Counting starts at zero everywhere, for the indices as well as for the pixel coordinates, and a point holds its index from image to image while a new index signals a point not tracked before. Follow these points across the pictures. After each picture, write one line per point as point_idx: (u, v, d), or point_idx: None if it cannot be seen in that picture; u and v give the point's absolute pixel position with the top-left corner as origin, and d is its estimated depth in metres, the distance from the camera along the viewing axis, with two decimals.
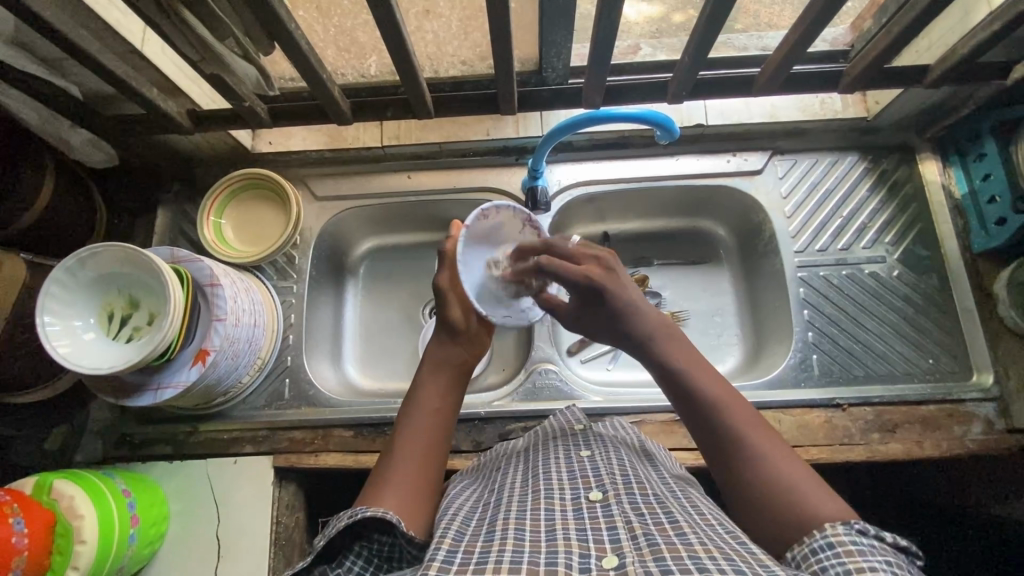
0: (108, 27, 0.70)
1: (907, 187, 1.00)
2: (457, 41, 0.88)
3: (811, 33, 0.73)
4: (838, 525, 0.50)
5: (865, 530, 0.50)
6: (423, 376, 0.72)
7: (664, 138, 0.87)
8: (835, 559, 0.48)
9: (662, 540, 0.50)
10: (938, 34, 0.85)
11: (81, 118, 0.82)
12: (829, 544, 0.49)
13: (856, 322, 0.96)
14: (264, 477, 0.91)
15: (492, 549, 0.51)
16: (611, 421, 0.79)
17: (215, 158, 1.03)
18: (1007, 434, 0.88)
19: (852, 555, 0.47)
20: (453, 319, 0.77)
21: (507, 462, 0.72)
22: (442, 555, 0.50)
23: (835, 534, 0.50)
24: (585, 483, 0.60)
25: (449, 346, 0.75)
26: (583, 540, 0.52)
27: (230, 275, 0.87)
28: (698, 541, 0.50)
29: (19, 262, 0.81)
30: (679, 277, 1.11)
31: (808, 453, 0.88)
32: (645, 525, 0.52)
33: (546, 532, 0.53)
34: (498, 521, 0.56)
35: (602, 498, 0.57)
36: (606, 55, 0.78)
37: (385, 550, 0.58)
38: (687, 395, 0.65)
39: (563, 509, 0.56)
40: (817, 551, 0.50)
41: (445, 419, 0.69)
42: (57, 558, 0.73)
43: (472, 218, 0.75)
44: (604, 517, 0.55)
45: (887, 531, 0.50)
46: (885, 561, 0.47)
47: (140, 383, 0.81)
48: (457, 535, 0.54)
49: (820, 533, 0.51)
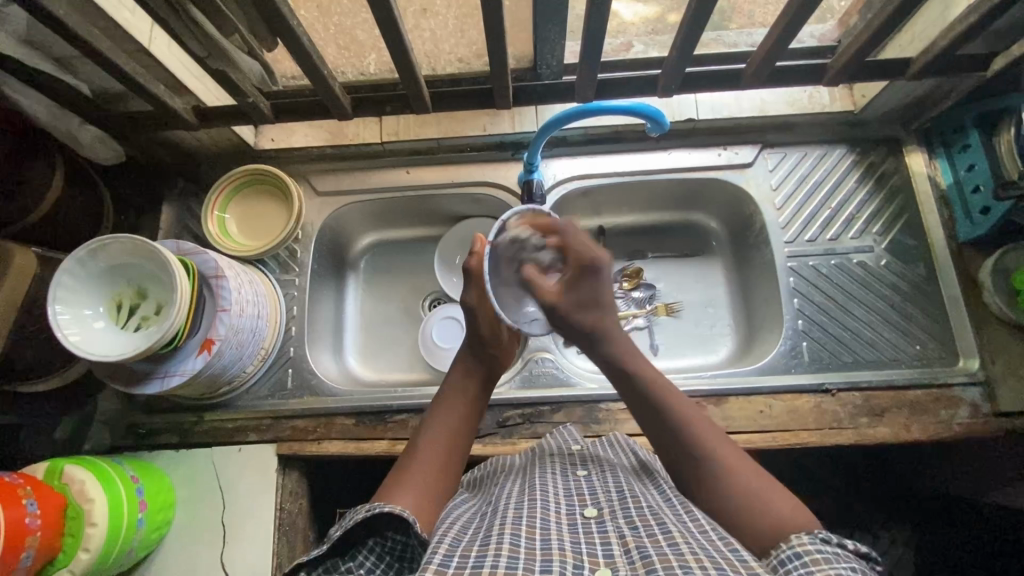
0: (118, 27, 0.73)
1: (894, 179, 1.03)
2: (454, 39, 0.91)
3: (794, 27, 0.76)
4: (803, 536, 0.52)
5: (828, 539, 0.52)
6: (450, 384, 0.76)
7: (654, 130, 0.89)
8: (803, 568, 0.49)
9: (654, 552, 0.52)
10: (920, 27, 0.88)
11: (90, 115, 0.85)
12: (796, 553, 0.51)
13: (844, 310, 0.98)
14: (268, 465, 0.94)
15: (487, 554, 0.52)
16: (603, 441, 0.83)
17: (219, 155, 1.06)
18: (992, 417, 0.90)
19: (819, 562, 0.49)
20: (484, 333, 0.80)
21: (505, 478, 0.74)
22: (439, 560, 0.52)
23: (801, 544, 0.51)
24: (581, 500, 0.63)
25: (476, 359, 0.79)
26: (579, 551, 0.54)
27: (234, 267, 0.90)
28: (689, 551, 0.51)
29: (31, 255, 0.84)
30: (672, 269, 1.13)
31: (797, 437, 0.90)
32: (639, 537, 0.55)
33: (540, 540, 0.55)
34: (496, 526, 0.58)
35: (597, 514, 0.60)
36: (597, 52, 0.80)
37: (398, 548, 0.60)
38: (647, 406, 0.68)
39: (559, 521, 0.59)
40: (785, 562, 0.51)
41: (465, 431, 0.71)
42: (68, 540, 0.76)
43: (495, 230, 0.76)
44: (600, 532, 0.57)
45: (848, 539, 0.52)
46: (849, 566, 0.49)
47: (146, 371, 0.84)
48: (454, 541, 0.56)
49: (787, 545, 0.52)
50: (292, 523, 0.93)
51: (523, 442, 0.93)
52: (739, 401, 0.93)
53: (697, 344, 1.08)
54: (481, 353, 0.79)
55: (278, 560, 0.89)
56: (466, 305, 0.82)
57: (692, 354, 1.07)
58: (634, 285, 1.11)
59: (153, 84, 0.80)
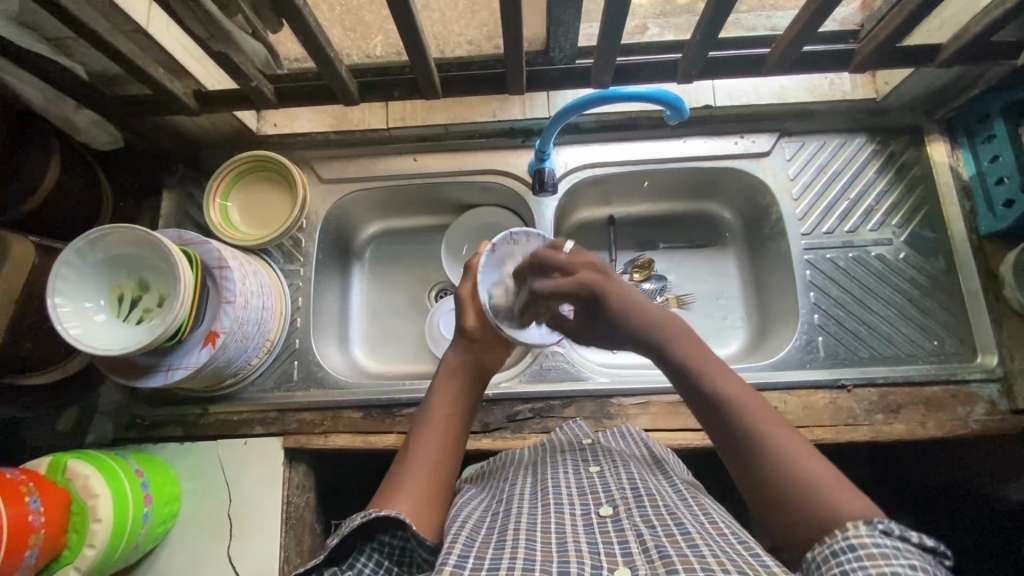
0: (114, 6, 0.70)
1: (915, 169, 1.00)
2: (464, 20, 0.86)
3: (824, 12, 0.73)
4: (860, 526, 0.49)
5: (889, 530, 0.48)
6: (436, 383, 0.74)
7: (673, 118, 0.87)
8: (857, 563, 0.47)
9: (674, 552, 0.50)
10: (950, 12, 0.85)
11: (85, 98, 0.82)
12: (851, 546, 0.48)
13: (861, 304, 0.96)
14: (274, 458, 0.92)
15: (503, 557, 0.51)
16: (622, 432, 0.82)
17: (220, 140, 1.03)
18: (1010, 415, 0.88)
19: (875, 560, 0.46)
20: (468, 326, 0.77)
21: (513, 473, 0.73)
22: (454, 560, 0.51)
23: (857, 536, 0.48)
24: (595, 499, 0.61)
25: (467, 353, 0.76)
26: (596, 553, 0.53)
27: (238, 257, 0.87)
28: (710, 554, 0.50)
29: (29, 244, 0.81)
30: (683, 260, 1.11)
31: (813, 434, 0.89)
32: (658, 537, 0.53)
33: (556, 543, 0.54)
34: (509, 530, 0.56)
35: (612, 513, 0.58)
36: (616, 36, 0.77)
37: (396, 551, 0.59)
38: (697, 393, 0.63)
39: (574, 523, 0.57)
40: (837, 553, 0.48)
41: (460, 422, 0.70)
42: (72, 537, 0.74)
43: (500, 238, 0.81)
44: (616, 531, 0.56)
45: (912, 532, 0.48)
46: (909, 565, 0.46)
47: (150, 365, 0.82)
48: (467, 541, 0.55)
49: (841, 534, 0.49)
50: (299, 516, 0.91)
51: (534, 436, 0.91)
52: None
53: (708, 337, 1.06)
54: (469, 349, 0.76)
55: (286, 553, 0.88)
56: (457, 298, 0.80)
57: None
58: (645, 276, 1.09)
59: (150, 67, 0.77)
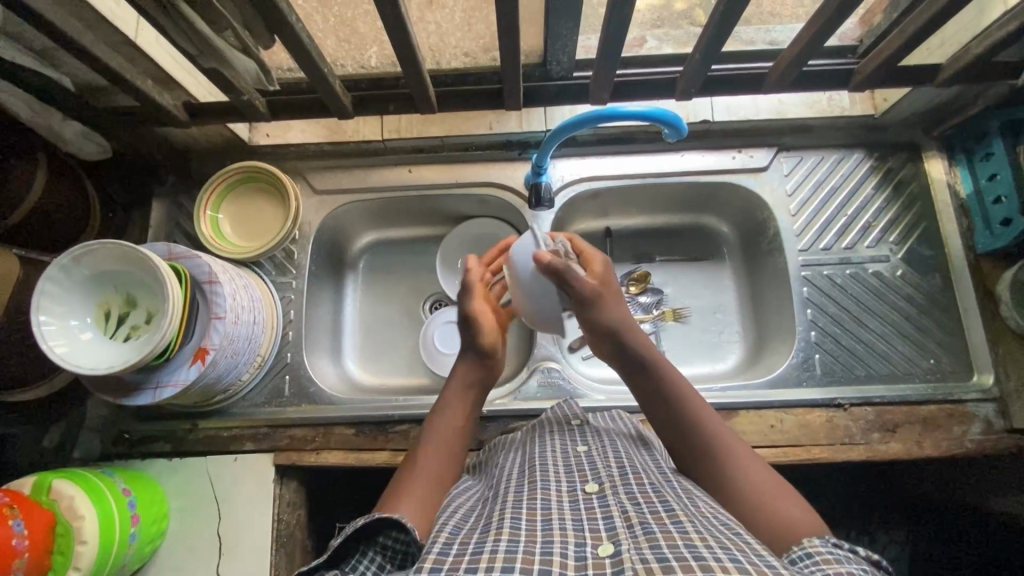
0: (101, 18, 0.68)
1: (913, 185, 1.00)
2: (461, 33, 0.84)
3: (825, 32, 0.72)
4: (815, 540, 0.51)
5: (840, 543, 0.51)
6: (448, 396, 0.73)
7: (671, 136, 0.85)
8: (814, 565, 0.48)
9: (658, 528, 0.49)
10: (951, 31, 0.84)
11: (71, 109, 0.80)
12: (808, 553, 0.49)
13: (859, 323, 0.95)
14: (264, 476, 0.91)
15: (488, 539, 0.50)
16: (609, 414, 0.81)
17: (212, 150, 1.01)
18: (1005, 434, 0.88)
19: (830, 561, 0.48)
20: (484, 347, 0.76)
21: (505, 456, 0.73)
22: (438, 549, 0.50)
23: (813, 546, 0.50)
24: (582, 476, 0.60)
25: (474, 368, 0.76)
26: (580, 529, 0.51)
27: (229, 272, 0.86)
28: (693, 530, 0.49)
29: (12, 259, 0.79)
30: (680, 274, 1.10)
31: (809, 453, 0.88)
32: (642, 514, 0.52)
33: (542, 521, 0.52)
34: (496, 513, 0.55)
35: (598, 490, 0.57)
36: (615, 51, 0.75)
37: (399, 555, 0.57)
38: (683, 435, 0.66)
39: (560, 500, 0.56)
40: (796, 560, 0.50)
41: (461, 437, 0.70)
42: (58, 558, 0.72)
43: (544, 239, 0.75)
44: (601, 506, 0.55)
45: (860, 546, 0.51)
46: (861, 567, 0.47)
47: (139, 381, 0.80)
48: (454, 530, 0.54)
49: (799, 546, 0.51)
50: (290, 535, 0.90)
51: None
52: (749, 415, 0.91)
53: (705, 352, 1.06)
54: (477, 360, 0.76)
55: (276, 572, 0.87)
56: (466, 313, 0.77)
57: (699, 363, 1.05)
58: (641, 289, 1.08)
59: (139, 79, 0.75)
